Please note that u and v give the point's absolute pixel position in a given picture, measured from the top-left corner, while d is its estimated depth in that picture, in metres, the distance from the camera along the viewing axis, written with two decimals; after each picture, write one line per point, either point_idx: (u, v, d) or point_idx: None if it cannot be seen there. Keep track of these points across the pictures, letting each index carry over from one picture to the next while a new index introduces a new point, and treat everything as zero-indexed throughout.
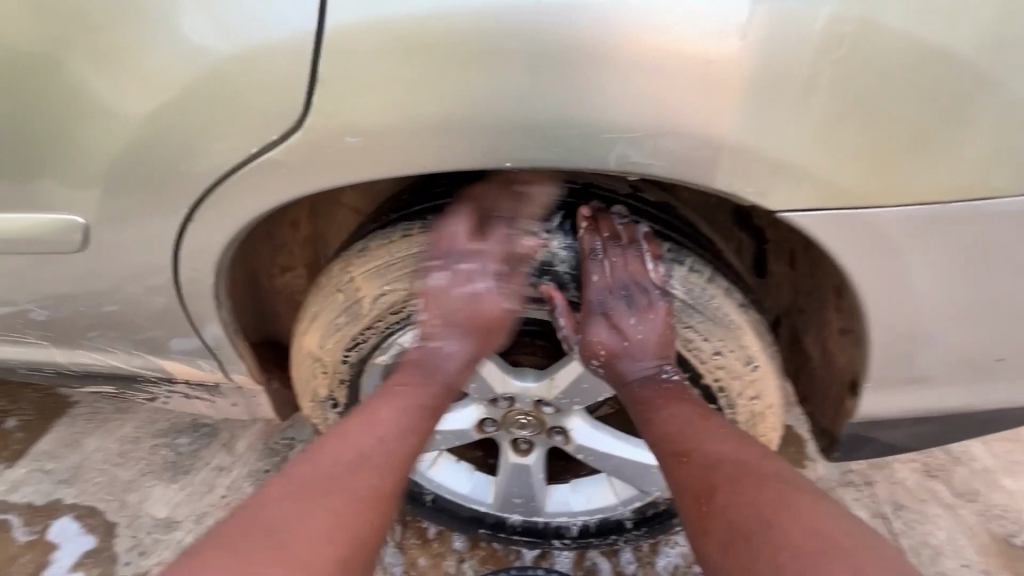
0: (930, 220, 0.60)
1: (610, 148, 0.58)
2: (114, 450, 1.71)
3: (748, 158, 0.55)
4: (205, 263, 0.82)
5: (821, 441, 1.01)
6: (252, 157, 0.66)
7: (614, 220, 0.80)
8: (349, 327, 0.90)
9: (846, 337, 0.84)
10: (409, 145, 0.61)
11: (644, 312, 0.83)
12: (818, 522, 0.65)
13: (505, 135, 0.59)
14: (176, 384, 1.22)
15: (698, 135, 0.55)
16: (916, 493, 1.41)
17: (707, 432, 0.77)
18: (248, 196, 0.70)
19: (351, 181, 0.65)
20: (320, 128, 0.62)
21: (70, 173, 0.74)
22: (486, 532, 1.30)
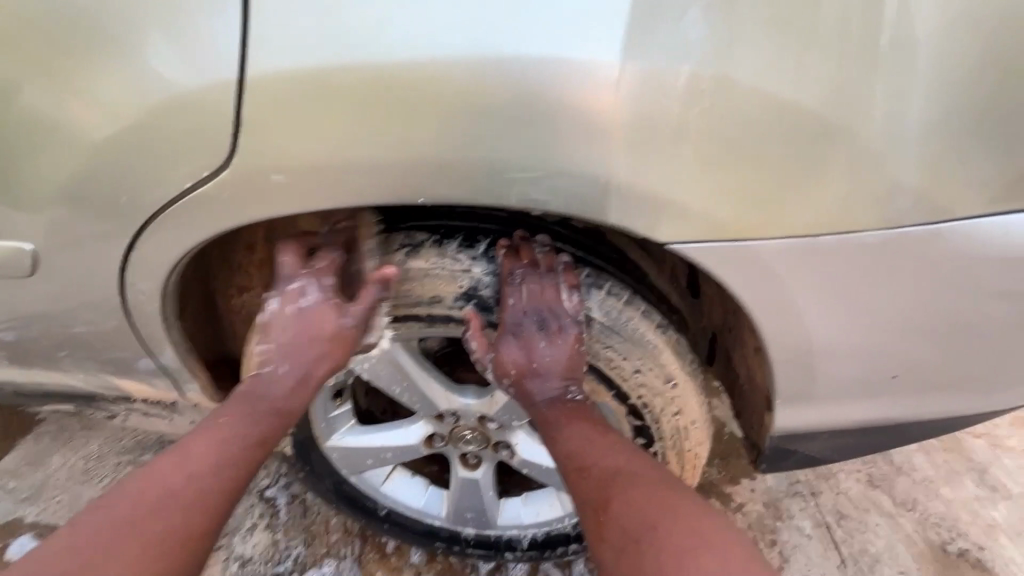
0: (807, 250, 0.65)
1: (510, 186, 0.63)
2: (78, 468, 1.72)
3: (634, 196, 0.61)
4: (151, 288, 0.86)
5: (750, 453, 1.07)
6: (188, 190, 0.70)
7: (536, 249, 0.83)
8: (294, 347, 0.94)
9: (760, 355, 0.89)
10: (331, 181, 0.66)
11: (555, 337, 0.85)
12: (697, 521, 0.71)
13: (417, 175, 0.65)
14: (134, 403, 1.25)
15: (585, 175, 0.61)
16: (858, 503, 1.47)
17: (601, 444, 0.81)
18: (188, 226, 0.74)
19: (280, 214, 0.70)
20: (250, 166, 0.67)
21: (17, 203, 0.78)
22: (442, 545, 1.34)
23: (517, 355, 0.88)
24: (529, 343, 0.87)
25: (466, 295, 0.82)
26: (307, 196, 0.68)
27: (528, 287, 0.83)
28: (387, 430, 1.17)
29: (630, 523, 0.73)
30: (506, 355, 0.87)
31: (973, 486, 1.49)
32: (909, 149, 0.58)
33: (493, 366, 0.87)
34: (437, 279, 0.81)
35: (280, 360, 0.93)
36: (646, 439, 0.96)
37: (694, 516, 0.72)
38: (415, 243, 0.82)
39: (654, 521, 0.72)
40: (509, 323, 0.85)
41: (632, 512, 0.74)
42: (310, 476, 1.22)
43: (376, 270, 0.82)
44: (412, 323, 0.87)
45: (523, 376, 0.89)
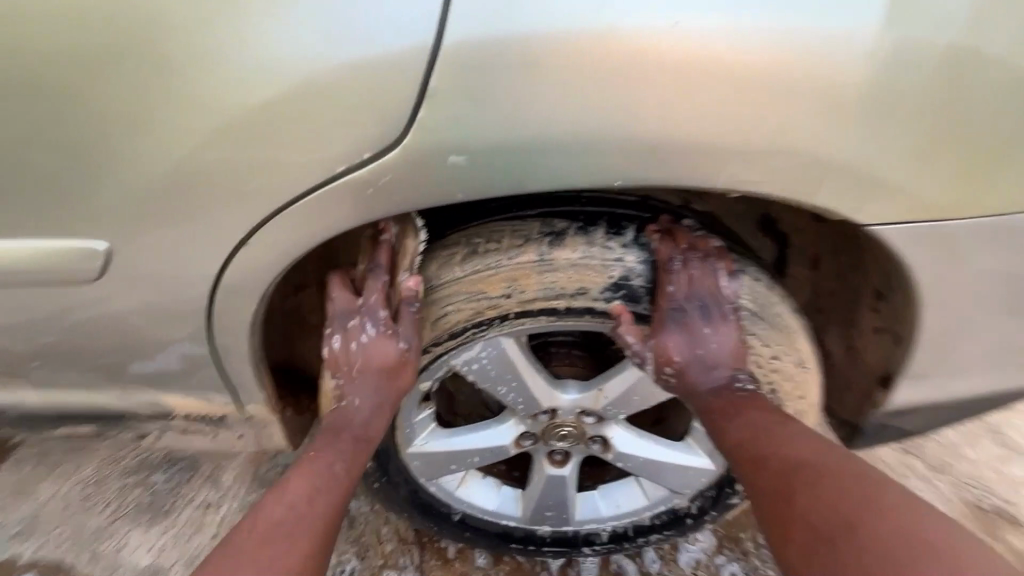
0: (994, 227, 0.67)
1: (720, 166, 0.60)
2: (75, 495, 1.52)
3: (848, 174, 0.60)
4: (249, 283, 0.76)
5: (842, 431, 1.09)
6: (339, 175, 0.64)
7: (686, 234, 0.81)
8: (402, 348, 0.86)
9: (880, 335, 0.91)
10: (513, 163, 0.61)
11: (720, 322, 0.82)
12: (908, 523, 0.65)
13: (610, 150, 0.60)
14: (174, 419, 1.11)
15: (804, 155, 0.59)
16: (897, 469, 1.52)
17: (779, 437, 0.79)
18: (325, 215, 0.68)
19: (445, 199, 0.65)
20: (422, 147, 0.62)
21: (114, 195, 0.69)
22: (517, 546, 1.29)
23: (679, 345, 0.83)
24: (694, 330, 0.82)
25: (614, 285, 0.78)
26: (485, 180, 0.63)
27: (694, 273, 0.78)
28: (472, 432, 1.09)
29: (818, 519, 0.69)
30: (671, 346, 0.83)
31: (994, 446, 1.57)
32: None
33: (658, 357, 0.82)
34: (587, 270, 0.76)
35: (353, 394, 0.90)
36: None
37: (898, 514, 0.66)
38: (556, 231, 0.77)
39: (841, 515, 0.68)
40: (670, 307, 0.81)
41: (813, 506, 0.71)
42: (385, 485, 1.14)
43: (515, 261, 0.76)
44: (542, 319, 0.80)
45: (683, 367, 0.84)
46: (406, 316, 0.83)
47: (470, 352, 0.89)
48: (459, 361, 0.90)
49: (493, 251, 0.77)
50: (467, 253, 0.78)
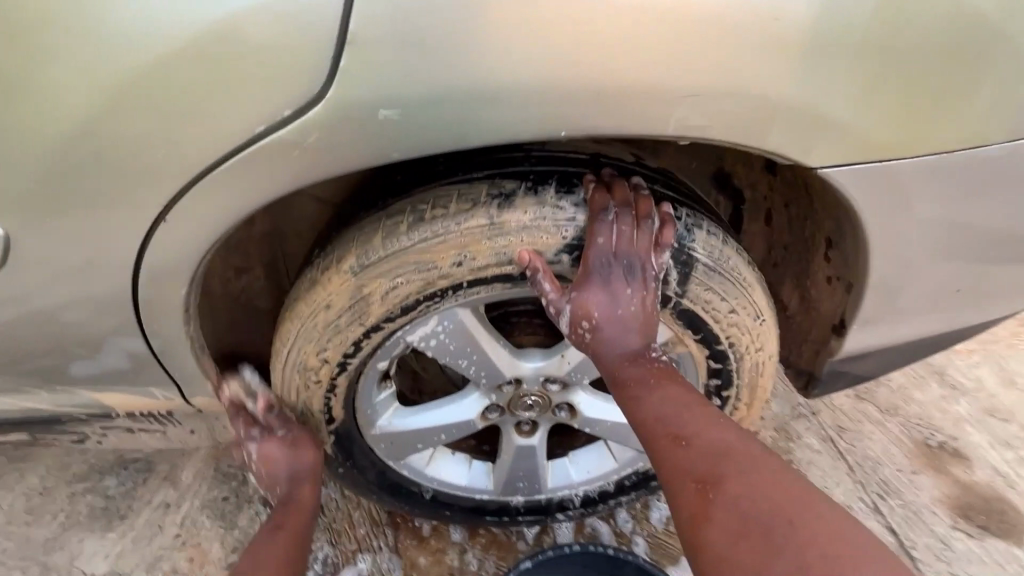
0: (938, 167, 0.68)
1: (665, 113, 0.59)
2: (20, 508, 1.43)
3: (797, 115, 0.60)
4: (170, 256, 0.71)
5: (800, 381, 1.11)
6: (258, 136, 0.61)
7: (626, 187, 0.78)
8: (352, 327, 0.81)
9: (833, 283, 0.93)
10: (448, 118, 0.60)
11: (644, 283, 0.78)
12: (826, 525, 0.64)
13: (553, 101, 0.59)
14: (116, 418, 1.04)
15: (738, 93, 0.58)
16: (852, 414, 1.58)
17: (701, 423, 0.77)
18: (254, 181, 0.64)
19: (375, 157, 0.63)
20: (354, 104, 0.60)
21: (7, 169, 0.63)
22: (491, 518, 1.28)
23: (594, 304, 0.78)
24: (617, 289, 0.77)
25: (568, 246, 0.76)
26: (416, 136, 0.62)
27: (623, 230, 0.75)
28: (436, 408, 1.07)
29: (741, 510, 0.68)
30: (591, 304, 0.78)
31: (938, 387, 1.64)
32: None
33: (575, 312, 0.77)
34: (538, 231, 0.74)
35: None
36: (722, 381, 0.96)
37: (818, 512, 0.66)
38: (505, 192, 0.73)
39: (760, 506, 0.67)
40: (597, 262, 0.76)
41: (735, 497, 0.69)
42: (351, 468, 1.11)
43: (463, 226, 0.73)
44: (497, 285, 0.78)
45: (597, 325, 0.79)
46: (351, 292, 0.78)
47: (426, 326, 0.86)
48: (416, 336, 0.87)
49: (439, 217, 0.73)
50: (412, 221, 0.74)
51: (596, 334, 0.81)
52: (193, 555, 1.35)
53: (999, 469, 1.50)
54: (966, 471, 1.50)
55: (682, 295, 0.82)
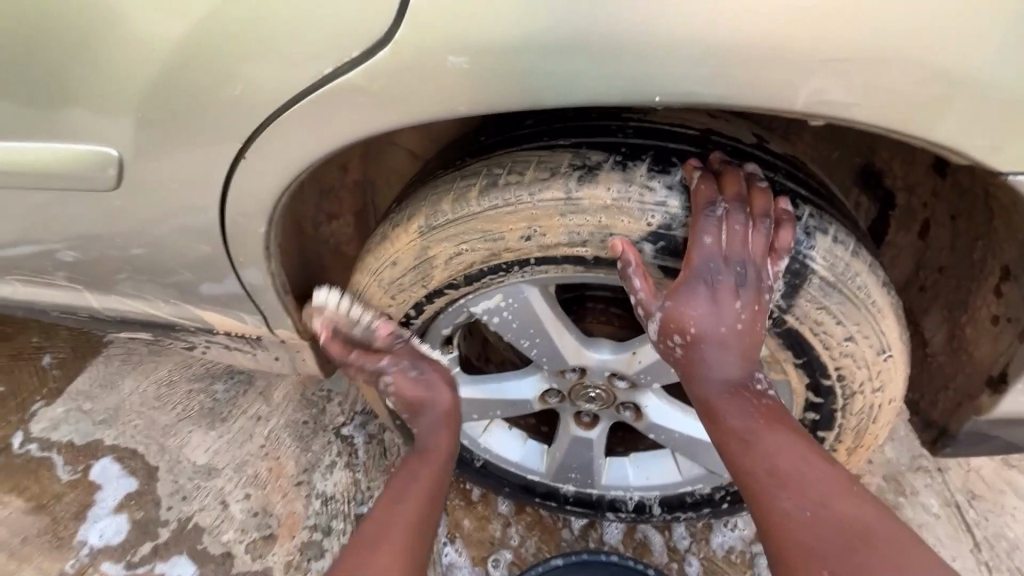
0: None
1: (801, 83, 0.54)
2: (151, 394, 1.67)
3: (975, 101, 0.52)
4: (262, 190, 0.76)
5: (927, 435, 0.91)
6: (328, 77, 0.62)
7: (739, 175, 0.66)
8: (416, 287, 0.80)
9: (998, 327, 0.74)
10: (529, 68, 0.57)
11: (756, 296, 0.66)
12: None
13: (659, 62, 0.55)
14: (216, 334, 1.15)
15: (925, 67, 0.51)
16: (992, 482, 1.29)
17: (823, 484, 0.63)
18: (325, 122, 0.66)
19: (440, 109, 0.62)
20: (428, 46, 0.58)
21: (120, 93, 0.70)
22: (538, 500, 1.25)
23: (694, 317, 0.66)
24: (723, 298, 0.65)
25: (653, 233, 0.67)
26: (477, 90, 0.60)
27: (734, 230, 0.64)
28: (496, 382, 1.04)
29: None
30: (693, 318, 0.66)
31: None
32: None
33: (669, 324, 0.67)
34: (619, 211, 0.65)
35: None
36: (820, 419, 0.81)
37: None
38: (590, 163, 0.66)
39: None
40: (702, 267, 0.64)
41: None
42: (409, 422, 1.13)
43: (535, 197, 0.67)
44: (564, 268, 0.72)
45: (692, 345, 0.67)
46: (418, 253, 0.76)
47: (491, 300, 0.83)
48: (478, 308, 0.84)
49: (513, 184, 0.68)
50: (485, 185, 0.69)
51: (693, 350, 0.68)
52: (272, 466, 1.49)
53: None
54: None
55: (786, 311, 0.68)
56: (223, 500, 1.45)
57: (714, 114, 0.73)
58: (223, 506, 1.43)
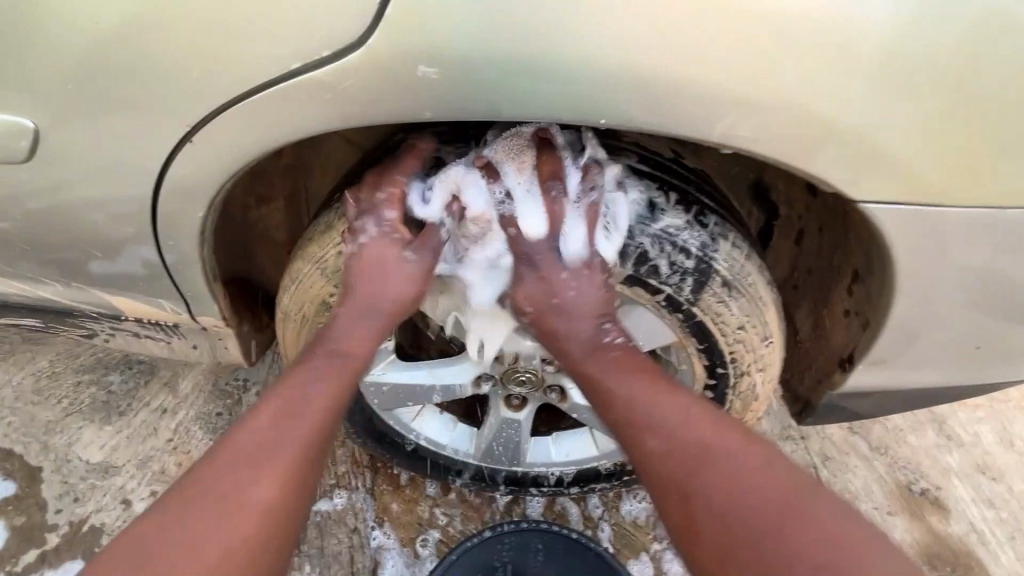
0: (992, 222, 0.71)
1: (717, 118, 0.63)
2: (28, 387, 1.50)
3: (852, 142, 0.64)
4: (200, 173, 0.76)
5: (795, 407, 1.10)
6: (293, 73, 0.65)
7: (648, 186, 0.80)
8: (359, 278, 0.86)
9: (849, 318, 0.92)
10: (488, 87, 0.64)
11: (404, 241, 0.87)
12: (820, 531, 0.66)
13: (604, 94, 0.62)
14: (124, 321, 1.08)
15: (802, 116, 0.62)
16: (840, 446, 1.56)
17: (719, 449, 0.75)
18: (283, 113, 0.69)
19: (400, 114, 0.67)
20: (393, 53, 0.63)
21: (45, 63, 0.70)
22: (465, 481, 1.30)
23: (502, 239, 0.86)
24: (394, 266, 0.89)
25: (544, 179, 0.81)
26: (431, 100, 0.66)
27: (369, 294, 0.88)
28: (430, 366, 1.08)
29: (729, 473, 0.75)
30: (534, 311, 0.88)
31: (934, 435, 1.60)
32: None
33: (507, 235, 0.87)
34: None
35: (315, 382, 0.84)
36: (716, 398, 0.95)
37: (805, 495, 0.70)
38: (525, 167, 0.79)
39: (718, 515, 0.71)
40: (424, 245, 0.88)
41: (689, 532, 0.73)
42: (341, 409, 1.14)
43: None
44: None
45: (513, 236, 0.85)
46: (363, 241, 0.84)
47: None
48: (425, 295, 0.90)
49: None
50: None
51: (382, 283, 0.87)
52: (182, 461, 1.41)
53: (978, 526, 1.47)
54: (943, 521, 1.47)
55: (694, 304, 0.81)
56: (125, 499, 1.34)
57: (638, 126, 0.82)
58: (125, 506, 1.33)
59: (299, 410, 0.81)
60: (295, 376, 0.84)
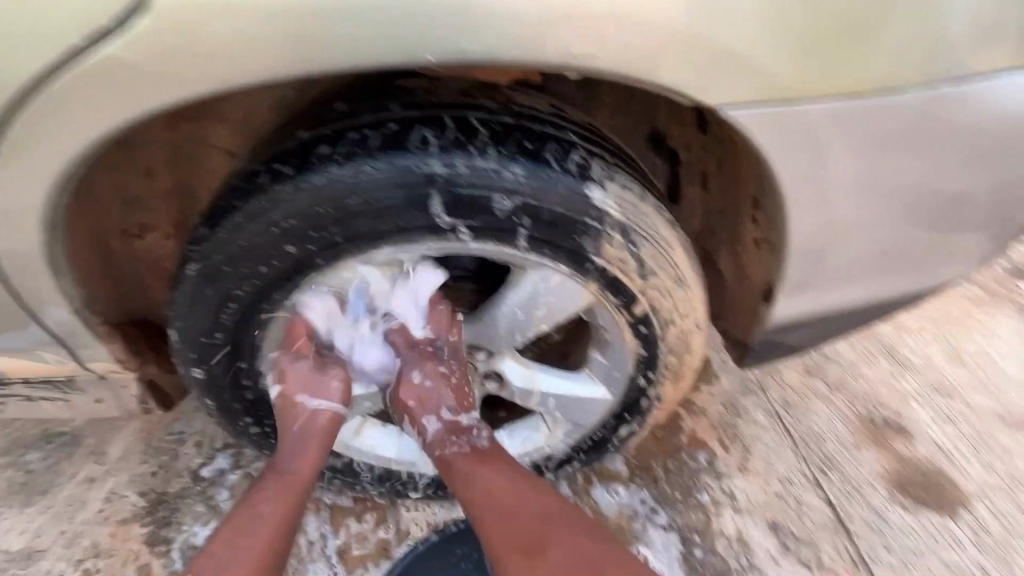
0: (858, 112, 0.70)
1: (551, 37, 0.60)
2: None
3: (699, 47, 0.62)
4: (22, 197, 0.68)
5: (735, 351, 1.08)
6: (85, 51, 0.58)
7: (528, 136, 0.72)
8: (233, 295, 0.78)
9: (761, 247, 0.90)
10: (317, 35, 0.58)
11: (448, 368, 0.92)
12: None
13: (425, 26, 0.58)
14: (10, 385, 0.98)
15: (642, 21, 0.60)
16: (799, 390, 1.55)
17: (534, 503, 0.85)
18: (93, 104, 0.61)
19: (220, 85, 0.60)
20: (186, 9, 0.57)
21: None
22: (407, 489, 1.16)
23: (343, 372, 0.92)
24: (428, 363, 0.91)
25: (361, 148, 0.68)
26: (252, 58, 0.59)
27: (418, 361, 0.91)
28: None
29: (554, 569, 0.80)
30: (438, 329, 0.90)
31: (887, 363, 1.60)
32: (953, 8, 0.66)
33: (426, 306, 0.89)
34: (435, 189, 0.69)
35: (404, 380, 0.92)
36: (648, 354, 0.92)
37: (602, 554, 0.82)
38: (380, 147, 0.68)
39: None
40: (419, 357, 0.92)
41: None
42: (264, 445, 1.05)
43: (355, 178, 0.68)
44: (399, 246, 0.75)
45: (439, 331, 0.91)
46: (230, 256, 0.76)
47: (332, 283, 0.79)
48: (321, 296, 0.80)
49: (332, 161, 0.68)
50: (296, 169, 0.69)
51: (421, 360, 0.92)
52: (116, 531, 1.30)
53: (942, 444, 1.47)
54: (908, 445, 1.47)
55: (596, 255, 0.78)
56: None
57: (516, 86, 0.79)
58: None
59: (304, 472, 0.86)
60: (306, 441, 0.88)
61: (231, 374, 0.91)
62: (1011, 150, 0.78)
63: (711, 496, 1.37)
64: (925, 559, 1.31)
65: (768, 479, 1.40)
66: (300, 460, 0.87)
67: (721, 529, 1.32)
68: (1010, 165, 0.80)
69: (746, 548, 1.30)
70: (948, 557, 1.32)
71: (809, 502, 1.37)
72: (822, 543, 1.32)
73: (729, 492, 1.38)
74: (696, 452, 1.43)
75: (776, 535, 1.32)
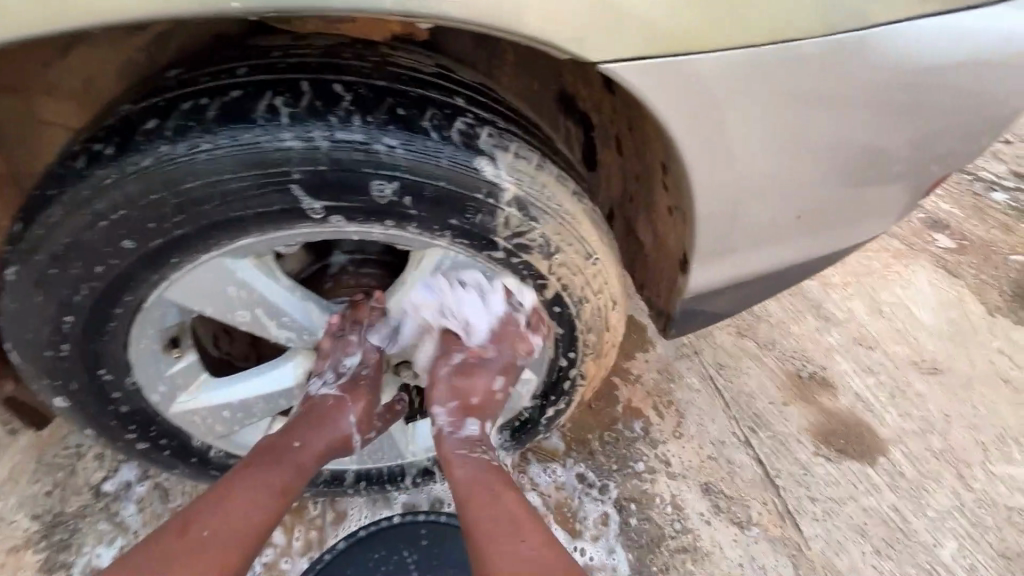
0: (754, 65, 0.65)
1: None
2: None
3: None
4: None
5: (659, 322, 1.04)
6: None
7: (402, 100, 0.64)
8: (70, 300, 0.67)
9: (674, 214, 0.85)
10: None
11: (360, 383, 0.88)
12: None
13: None
14: None
15: None
16: (731, 351, 1.57)
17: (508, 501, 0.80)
18: None
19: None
20: None
21: None
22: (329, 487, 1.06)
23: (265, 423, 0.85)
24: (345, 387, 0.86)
25: (196, 122, 0.59)
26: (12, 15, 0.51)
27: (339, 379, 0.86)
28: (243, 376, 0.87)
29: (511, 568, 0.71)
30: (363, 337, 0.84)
31: (813, 320, 1.64)
32: None
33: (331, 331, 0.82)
34: (292, 167, 0.60)
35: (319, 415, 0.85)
36: (566, 334, 0.86)
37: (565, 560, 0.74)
38: (219, 119, 0.59)
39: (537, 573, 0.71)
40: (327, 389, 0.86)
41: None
42: (154, 459, 0.95)
43: (190, 157, 0.58)
44: (264, 232, 0.65)
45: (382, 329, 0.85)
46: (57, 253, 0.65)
47: (196, 280, 0.68)
48: (185, 295, 0.69)
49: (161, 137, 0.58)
50: (119, 150, 0.59)
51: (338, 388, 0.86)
52: (6, 560, 1.18)
53: (862, 395, 1.53)
54: (832, 398, 1.52)
55: (494, 233, 0.71)
56: None
57: (394, 44, 0.69)
58: None
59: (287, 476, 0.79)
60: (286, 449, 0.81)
61: (91, 389, 0.79)
62: (916, 102, 0.75)
63: (646, 464, 1.37)
64: (846, 505, 1.37)
65: (702, 442, 1.42)
66: (276, 464, 0.79)
67: (656, 496, 1.33)
68: (916, 118, 0.77)
69: (679, 513, 1.32)
70: (866, 502, 1.38)
71: (739, 461, 1.40)
72: (751, 501, 1.35)
73: (664, 458, 1.38)
74: (631, 421, 1.43)
75: (709, 497, 1.34)
